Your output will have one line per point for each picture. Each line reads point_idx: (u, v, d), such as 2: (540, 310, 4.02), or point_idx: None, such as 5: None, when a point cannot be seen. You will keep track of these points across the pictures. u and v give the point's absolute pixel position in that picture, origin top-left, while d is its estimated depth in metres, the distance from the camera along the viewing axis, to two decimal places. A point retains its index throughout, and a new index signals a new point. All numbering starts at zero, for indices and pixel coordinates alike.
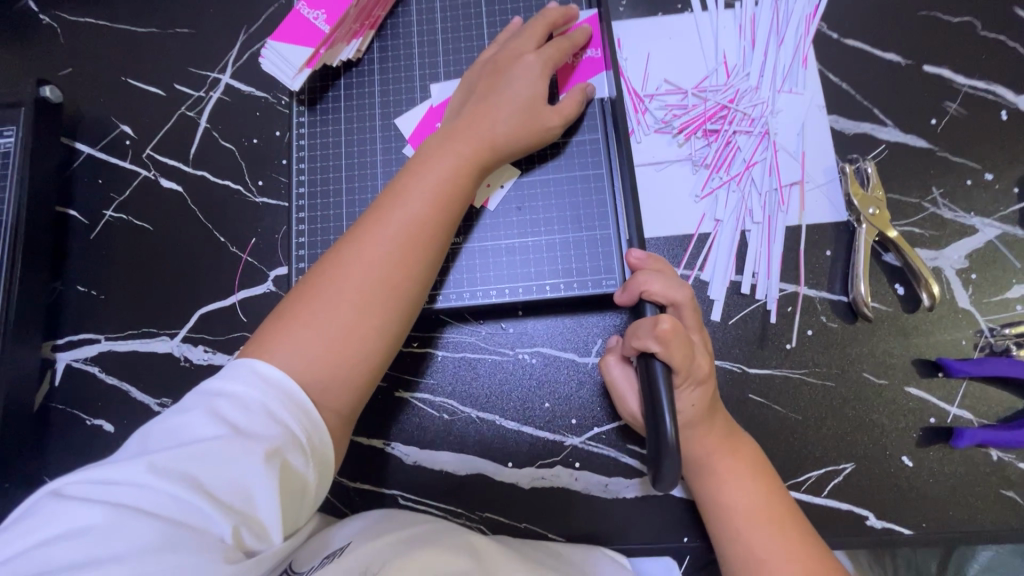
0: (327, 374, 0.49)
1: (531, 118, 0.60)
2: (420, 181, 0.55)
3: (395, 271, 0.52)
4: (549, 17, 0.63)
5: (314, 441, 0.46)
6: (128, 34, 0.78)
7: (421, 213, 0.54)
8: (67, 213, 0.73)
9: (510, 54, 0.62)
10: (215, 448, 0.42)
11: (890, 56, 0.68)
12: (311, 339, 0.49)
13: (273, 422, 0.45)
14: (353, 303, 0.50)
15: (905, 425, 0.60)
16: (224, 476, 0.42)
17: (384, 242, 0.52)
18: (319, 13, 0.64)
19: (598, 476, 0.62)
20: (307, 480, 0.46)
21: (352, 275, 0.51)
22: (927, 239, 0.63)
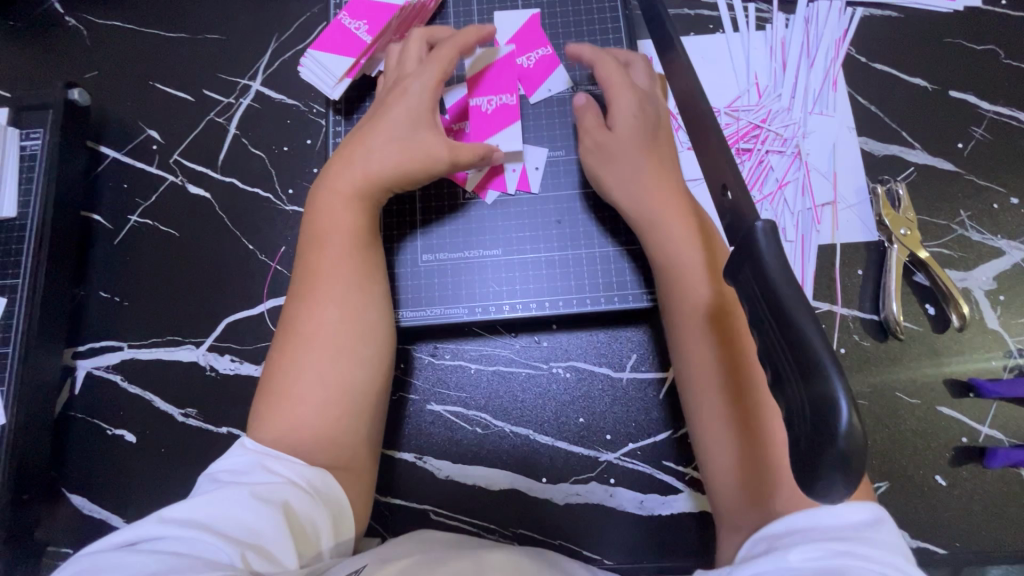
0: (330, 412, 0.50)
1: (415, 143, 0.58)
2: (334, 229, 0.56)
3: (347, 317, 0.53)
4: (458, 40, 0.61)
5: (317, 487, 0.47)
6: (157, 38, 0.78)
7: (354, 255, 0.55)
8: (92, 217, 0.72)
9: (400, 86, 0.60)
10: (214, 495, 0.43)
11: (918, 81, 0.70)
12: (293, 399, 0.49)
13: (271, 472, 0.46)
14: (314, 357, 0.51)
15: (938, 444, 0.60)
16: (228, 511, 0.42)
17: (332, 288, 0.53)
18: (360, 24, 0.64)
19: (633, 492, 0.61)
20: (316, 519, 0.45)
21: (308, 330, 0.52)
22: (956, 260, 0.65)
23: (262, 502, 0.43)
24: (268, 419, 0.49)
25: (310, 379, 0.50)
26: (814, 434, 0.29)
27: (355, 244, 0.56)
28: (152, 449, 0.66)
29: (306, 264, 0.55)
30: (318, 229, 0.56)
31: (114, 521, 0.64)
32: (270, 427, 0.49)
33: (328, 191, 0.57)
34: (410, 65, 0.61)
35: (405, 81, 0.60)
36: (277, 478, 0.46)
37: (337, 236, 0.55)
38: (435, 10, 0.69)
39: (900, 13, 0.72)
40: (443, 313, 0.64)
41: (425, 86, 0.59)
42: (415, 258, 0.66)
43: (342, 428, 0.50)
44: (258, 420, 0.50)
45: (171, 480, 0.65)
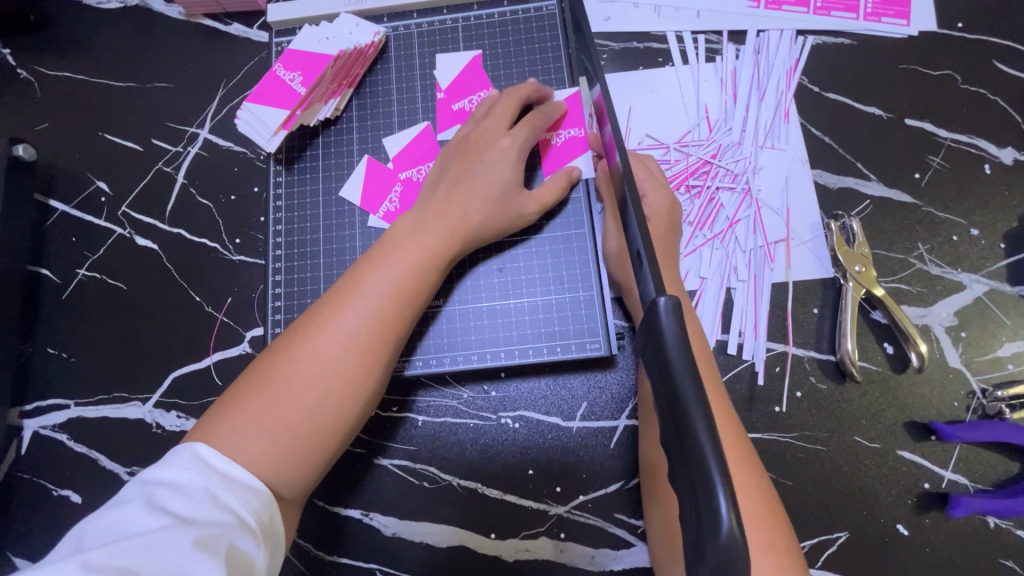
0: (278, 466, 0.47)
1: (499, 203, 0.58)
2: (379, 273, 0.53)
3: (352, 370, 0.50)
4: (521, 93, 0.62)
5: (263, 526, 0.45)
6: (106, 88, 0.77)
7: (394, 307, 0.52)
8: (40, 272, 0.72)
9: (487, 133, 0.60)
10: (155, 536, 0.39)
11: (872, 109, 0.68)
12: (258, 430, 0.47)
13: (219, 507, 0.43)
14: (300, 398, 0.48)
15: (899, 491, 0.58)
16: (167, 560, 0.38)
17: (352, 329, 0.51)
18: (294, 75, 0.63)
19: (584, 547, 0.59)
20: (255, 562, 0.43)
21: (312, 360, 0.49)
22: (914, 296, 0.62)
23: (208, 548, 0.40)
24: (231, 428, 0.47)
25: (286, 413, 0.48)
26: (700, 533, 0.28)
27: (402, 291, 0.53)
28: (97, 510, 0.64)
29: (340, 288, 0.53)
30: (373, 255, 0.54)
31: None
32: (231, 437, 0.47)
33: (406, 225, 0.56)
34: (505, 117, 0.61)
35: (500, 138, 0.60)
36: (223, 517, 0.42)
37: (384, 283, 0.52)
38: (376, 56, 0.68)
39: (853, 40, 0.70)
40: None
41: (516, 144, 0.60)
42: None
43: (287, 487, 0.48)
44: (221, 424, 0.47)
45: None
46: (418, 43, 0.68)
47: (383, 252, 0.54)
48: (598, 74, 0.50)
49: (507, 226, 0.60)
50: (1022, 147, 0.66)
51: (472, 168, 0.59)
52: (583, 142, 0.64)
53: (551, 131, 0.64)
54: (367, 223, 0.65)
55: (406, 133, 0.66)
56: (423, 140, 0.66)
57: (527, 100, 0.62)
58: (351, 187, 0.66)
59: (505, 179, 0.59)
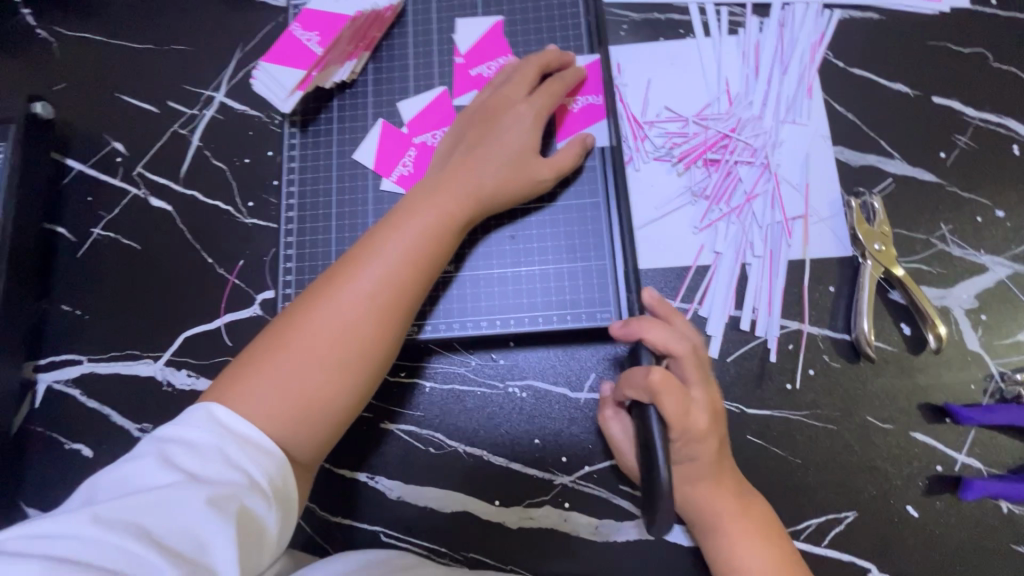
0: (293, 429, 0.47)
1: (516, 170, 0.58)
2: (394, 239, 0.53)
3: (365, 335, 0.50)
4: (544, 58, 0.61)
5: (276, 487, 0.45)
6: (124, 49, 0.77)
7: (409, 273, 0.52)
8: (56, 230, 0.72)
9: (503, 100, 0.60)
10: (166, 492, 0.40)
11: (898, 86, 0.66)
12: (273, 391, 0.47)
13: (230, 466, 0.43)
14: (316, 360, 0.49)
15: (911, 472, 0.57)
16: (176, 521, 0.39)
17: (370, 293, 0.51)
18: (312, 34, 0.63)
19: (588, 517, 0.59)
20: (269, 522, 0.43)
21: (328, 321, 0.50)
22: (935, 277, 0.61)
23: (217, 510, 0.40)
24: (244, 389, 0.47)
25: (303, 375, 0.48)
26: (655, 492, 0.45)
27: (417, 257, 0.53)
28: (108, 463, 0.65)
29: (354, 255, 0.53)
30: (390, 223, 0.54)
31: None
32: (245, 398, 0.46)
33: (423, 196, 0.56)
34: (520, 89, 0.61)
35: (516, 106, 0.60)
36: (235, 475, 0.42)
37: (400, 251, 0.53)
38: (394, 19, 0.67)
39: (881, 15, 0.68)
40: None
41: (533, 111, 0.59)
42: None
43: (301, 449, 0.48)
44: (235, 386, 0.47)
45: None
46: (436, 8, 0.67)
47: (399, 222, 0.54)
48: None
49: (525, 192, 0.59)
50: None
51: (488, 137, 0.59)
52: (600, 110, 0.64)
53: (569, 97, 0.64)
54: (380, 186, 0.64)
55: (422, 96, 0.66)
56: (439, 105, 0.65)
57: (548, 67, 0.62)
58: (365, 152, 0.66)
59: (522, 147, 0.58)
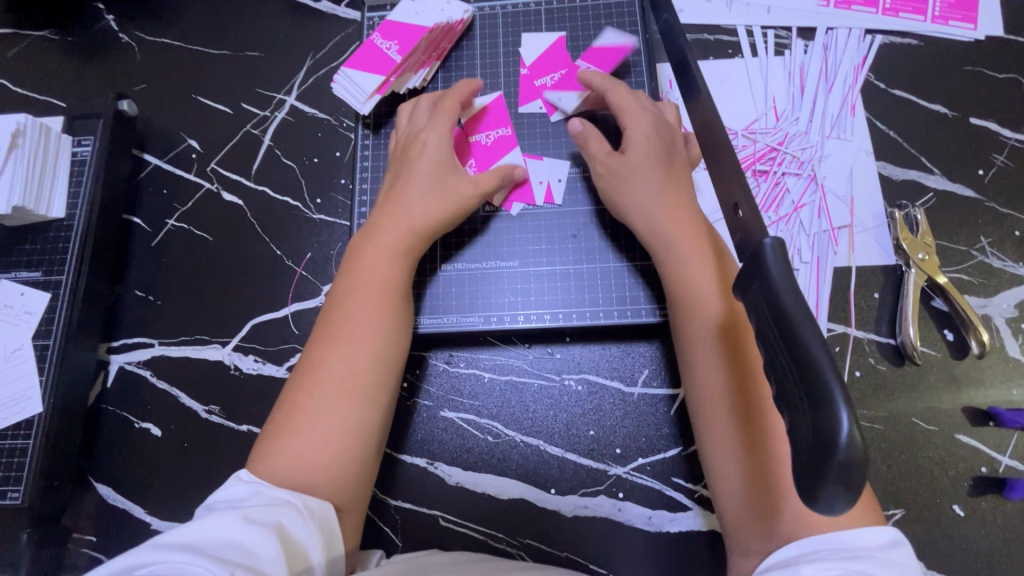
0: (329, 449, 0.51)
1: (443, 185, 0.61)
2: (363, 278, 0.58)
3: (364, 352, 0.55)
4: (458, 94, 0.65)
5: (310, 506, 0.49)
6: (202, 54, 0.82)
7: (392, 292, 0.58)
8: (132, 220, 0.76)
9: (411, 135, 0.65)
10: (206, 519, 0.44)
11: (937, 107, 0.70)
12: (304, 432, 0.51)
13: (262, 495, 0.48)
14: (334, 391, 0.53)
15: (957, 473, 0.59)
16: (222, 535, 0.43)
17: (360, 318, 0.56)
18: (392, 43, 0.67)
19: (642, 507, 0.61)
20: (305, 538, 0.47)
21: (333, 365, 0.54)
22: (976, 286, 0.64)
23: (255, 522, 0.45)
24: (281, 443, 0.51)
25: (324, 408, 0.52)
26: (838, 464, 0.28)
27: (394, 277, 0.58)
28: (176, 443, 0.68)
29: (337, 305, 0.57)
30: (361, 263, 0.59)
31: (137, 511, 0.66)
32: (285, 446, 0.51)
33: (391, 224, 0.60)
34: (424, 115, 0.65)
35: (421, 136, 0.63)
36: (272, 500, 0.47)
37: (367, 284, 0.57)
38: (463, 32, 0.72)
39: (920, 41, 0.72)
40: (460, 321, 0.66)
41: (441, 137, 0.63)
42: (432, 269, 0.67)
43: (339, 466, 0.51)
44: (265, 449, 0.51)
45: (192, 474, 0.67)
46: (503, 24, 0.72)
47: (361, 259, 0.59)
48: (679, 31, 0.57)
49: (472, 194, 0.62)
50: None
51: (410, 168, 0.62)
52: None
53: None
54: None
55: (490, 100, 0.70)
56: (496, 106, 0.69)
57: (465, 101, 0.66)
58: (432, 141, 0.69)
59: (439, 166, 0.62)
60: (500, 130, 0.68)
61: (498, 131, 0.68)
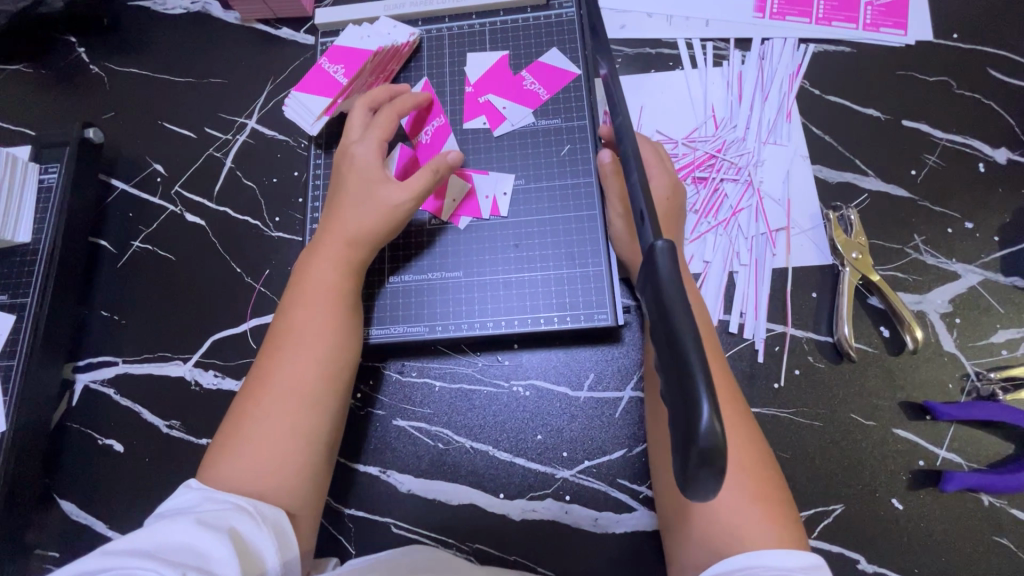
0: (278, 458, 0.53)
1: (378, 195, 0.63)
2: (307, 290, 0.60)
3: (310, 361, 0.57)
4: (398, 106, 0.68)
5: (261, 510, 0.50)
6: (167, 82, 0.86)
7: (335, 302, 0.60)
8: (99, 243, 0.79)
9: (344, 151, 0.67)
10: (157, 526, 0.45)
11: (870, 111, 0.72)
12: (253, 443, 0.53)
13: (214, 502, 0.49)
14: (280, 401, 0.55)
15: (895, 467, 0.60)
16: (174, 538, 0.44)
17: (304, 331, 0.58)
18: (338, 68, 0.70)
19: (588, 509, 0.63)
20: (257, 539, 0.48)
21: (280, 376, 0.56)
22: (911, 283, 0.65)
23: (206, 525, 0.46)
24: (231, 452, 0.53)
25: (272, 417, 0.54)
26: (702, 451, 0.30)
27: (337, 287, 0.61)
28: (137, 458, 0.70)
29: (283, 317, 0.59)
30: (304, 278, 0.61)
31: (99, 526, 0.68)
32: (235, 455, 0.53)
33: (331, 238, 0.63)
34: (354, 129, 0.67)
35: (352, 148, 0.66)
36: (223, 504, 0.49)
37: (312, 295, 0.60)
38: (411, 54, 0.75)
39: (852, 48, 0.75)
40: (407, 331, 0.68)
41: (370, 148, 0.65)
42: (382, 281, 0.69)
43: (292, 472, 0.53)
44: (215, 462, 0.53)
45: (154, 488, 0.69)
46: (449, 44, 0.75)
47: (305, 273, 0.61)
48: (605, 47, 0.59)
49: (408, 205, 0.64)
50: (1014, 147, 0.69)
51: (347, 182, 0.65)
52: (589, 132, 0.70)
53: (567, 121, 0.71)
54: None
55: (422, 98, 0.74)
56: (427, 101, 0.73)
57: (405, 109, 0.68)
58: None
59: (374, 179, 0.64)
60: (436, 122, 0.72)
61: (433, 122, 0.72)
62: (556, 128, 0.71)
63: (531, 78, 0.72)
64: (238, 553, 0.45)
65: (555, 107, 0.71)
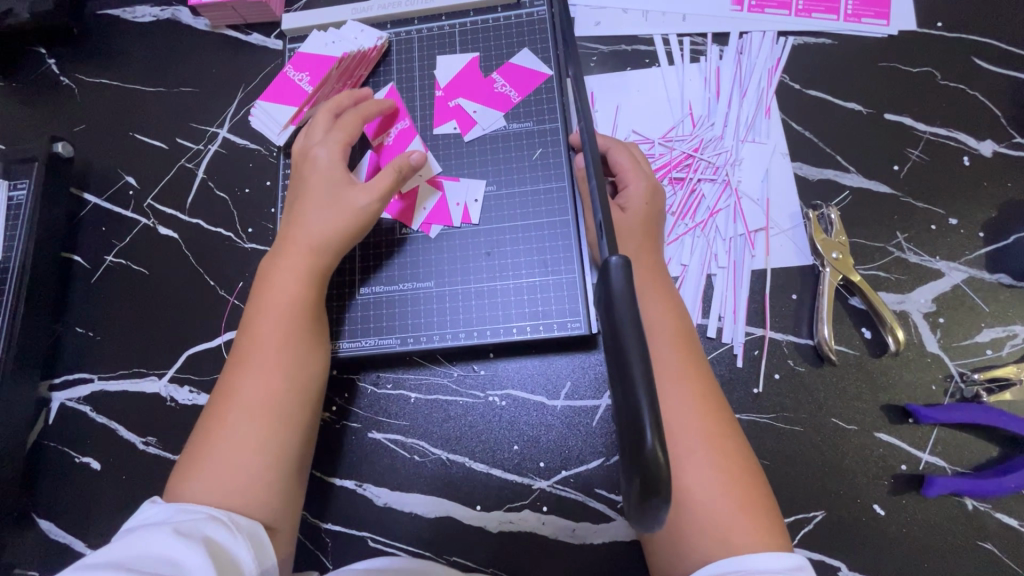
0: (244, 472, 0.52)
1: (342, 201, 0.62)
2: (272, 300, 0.59)
3: (275, 374, 0.56)
4: (364, 110, 0.66)
5: (235, 519, 0.49)
6: (137, 93, 0.84)
7: (300, 312, 0.59)
8: (72, 259, 0.78)
9: (303, 158, 0.65)
10: (131, 537, 0.45)
11: (852, 105, 0.70)
12: (219, 459, 0.52)
13: (187, 512, 0.48)
14: (245, 415, 0.54)
15: (877, 472, 0.59)
16: (149, 549, 0.44)
17: (269, 342, 0.57)
18: (303, 76, 0.71)
19: (565, 520, 0.62)
20: (232, 547, 0.47)
21: (245, 390, 0.55)
22: (893, 283, 0.64)
23: (181, 535, 0.45)
24: (198, 473, 0.52)
25: (238, 431, 0.53)
26: (645, 479, 0.29)
27: (301, 296, 0.59)
28: (114, 476, 0.69)
29: (248, 330, 0.58)
30: (269, 288, 0.60)
31: (78, 545, 0.68)
32: (202, 476, 0.52)
33: (296, 245, 0.61)
34: (316, 133, 0.66)
35: (312, 152, 0.64)
36: (196, 513, 0.48)
37: (277, 308, 0.58)
38: (379, 58, 0.75)
39: (833, 40, 0.73)
40: (379, 342, 0.67)
41: (332, 152, 0.64)
42: (354, 292, 0.68)
43: (260, 486, 0.52)
44: (182, 477, 0.52)
45: (131, 505, 0.68)
46: (418, 47, 0.74)
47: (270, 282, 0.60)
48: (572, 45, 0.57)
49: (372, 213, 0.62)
50: (1001, 139, 0.67)
51: (308, 188, 0.63)
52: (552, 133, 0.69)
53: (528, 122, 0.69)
54: None
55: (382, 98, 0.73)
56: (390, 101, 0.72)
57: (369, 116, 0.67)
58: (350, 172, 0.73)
59: (336, 185, 0.63)
60: (398, 124, 0.71)
61: (397, 125, 0.71)
62: (525, 131, 0.69)
63: (502, 80, 0.71)
64: (213, 559, 0.45)
65: (526, 110, 0.70)
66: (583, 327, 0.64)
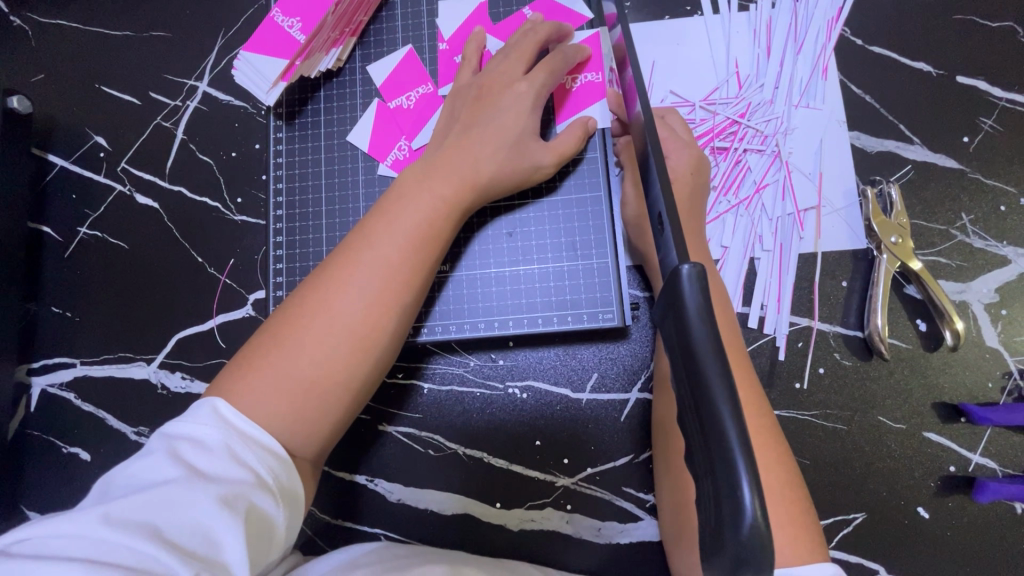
0: (295, 424, 0.43)
1: (518, 152, 0.54)
2: (396, 217, 0.48)
3: (369, 319, 0.45)
4: (540, 35, 0.58)
5: (282, 483, 0.41)
6: (101, 37, 0.74)
7: (418, 249, 0.48)
8: (42, 230, 0.70)
9: (500, 78, 0.56)
10: (173, 492, 0.36)
11: (921, 65, 0.62)
12: (278, 389, 0.43)
13: (236, 462, 0.39)
14: (320, 354, 0.44)
15: (924, 473, 0.55)
16: (189, 515, 0.36)
17: (374, 270, 0.46)
18: (294, 21, 0.64)
19: (591, 519, 0.59)
20: (276, 523, 0.40)
21: (331, 313, 0.45)
22: (954, 270, 0.58)
23: (228, 507, 0.37)
24: (252, 381, 0.43)
25: (305, 367, 0.44)
26: (738, 545, 0.25)
27: (427, 233, 0.49)
28: (104, 467, 0.65)
29: (354, 239, 0.48)
30: (394, 198, 0.50)
31: None
32: (256, 386, 0.43)
33: (431, 163, 0.52)
34: (518, 67, 0.57)
35: (515, 85, 0.56)
36: (245, 467, 0.39)
37: (399, 228, 0.48)
38: (380, 3, 0.66)
39: None
40: None
41: (533, 87, 0.56)
42: None
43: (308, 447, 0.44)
44: (237, 380, 0.43)
45: None
46: None
47: (400, 193, 0.50)
48: None
49: (520, 178, 0.55)
50: None
51: (480, 118, 0.55)
52: (600, 89, 0.60)
53: (570, 75, 0.61)
54: (373, 175, 0.64)
55: (392, 57, 0.66)
56: (408, 66, 0.65)
57: (545, 44, 0.59)
58: (359, 134, 0.65)
59: (520, 131, 0.55)
60: (420, 89, 0.65)
61: (585, 76, 0.61)
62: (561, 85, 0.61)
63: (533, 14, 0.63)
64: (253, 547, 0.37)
65: None
66: (614, 317, 0.58)
